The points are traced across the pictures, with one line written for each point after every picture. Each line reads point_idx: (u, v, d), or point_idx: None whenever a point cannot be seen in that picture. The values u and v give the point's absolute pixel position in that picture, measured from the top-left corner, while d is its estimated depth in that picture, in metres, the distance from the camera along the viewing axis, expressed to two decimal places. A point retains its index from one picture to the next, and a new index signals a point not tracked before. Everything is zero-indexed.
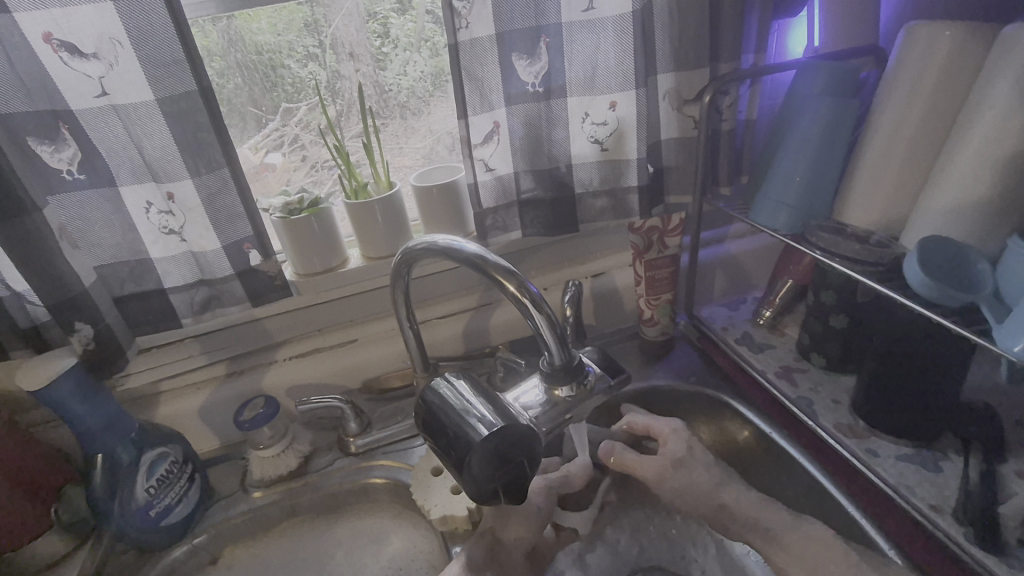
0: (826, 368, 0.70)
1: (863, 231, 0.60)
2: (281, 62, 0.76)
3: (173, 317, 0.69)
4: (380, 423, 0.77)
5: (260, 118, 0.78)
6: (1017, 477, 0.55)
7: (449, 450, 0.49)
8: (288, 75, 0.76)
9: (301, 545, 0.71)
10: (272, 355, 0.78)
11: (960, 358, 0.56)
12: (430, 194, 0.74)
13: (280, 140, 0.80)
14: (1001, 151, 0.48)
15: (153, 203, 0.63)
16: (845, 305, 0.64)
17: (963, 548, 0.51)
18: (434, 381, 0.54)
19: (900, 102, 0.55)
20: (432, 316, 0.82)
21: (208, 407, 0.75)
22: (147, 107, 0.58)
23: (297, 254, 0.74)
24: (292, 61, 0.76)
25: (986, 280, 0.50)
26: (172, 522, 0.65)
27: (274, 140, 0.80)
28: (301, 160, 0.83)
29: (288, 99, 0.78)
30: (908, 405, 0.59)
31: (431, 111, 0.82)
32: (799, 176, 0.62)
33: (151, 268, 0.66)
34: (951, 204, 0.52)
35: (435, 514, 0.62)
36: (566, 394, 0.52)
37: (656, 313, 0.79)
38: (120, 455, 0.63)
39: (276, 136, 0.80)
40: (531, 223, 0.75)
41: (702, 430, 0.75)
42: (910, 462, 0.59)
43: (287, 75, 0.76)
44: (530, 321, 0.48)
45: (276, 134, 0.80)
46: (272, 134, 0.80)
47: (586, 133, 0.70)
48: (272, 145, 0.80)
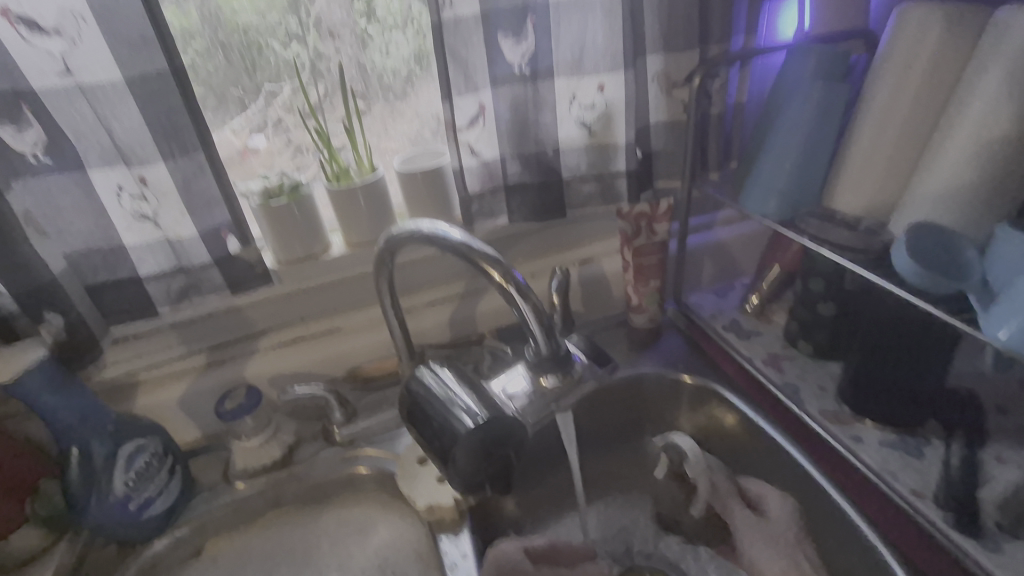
0: (814, 354, 0.70)
1: (852, 217, 0.59)
2: (264, 44, 0.73)
3: (150, 306, 0.67)
4: (366, 413, 0.75)
5: (240, 100, 0.76)
6: (997, 462, 0.56)
7: (434, 441, 0.50)
8: (269, 56, 0.74)
9: (285, 538, 0.69)
10: (253, 344, 0.76)
11: (945, 345, 0.56)
12: (415, 179, 0.72)
13: (264, 122, 0.78)
14: (990, 138, 0.48)
15: (125, 187, 0.61)
16: (833, 292, 0.64)
17: (945, 534, 0.51)
18: (419, 371, 0.54)
19: (890, 87, 0.54)
20: (416, 304, 0.79)
21: (190, 398, 0.74)
22: (116, 87, 0.55)
23: (277, 241, 0.72)
24: (274, 43, 0.74)
25: (973, 268, 0.49)
26: (150, 517, 0.64)
27: (256, 123, 0.77)
28: (285, 143, 0.79)
29: (270, 81, 0.76)
30: (895, 393, 0.60)
31: (417, 93, 0.80)
32: (789, 162, 0.61)
33: (126, 255, 0.64)
34: (939, 193, 0.52)
35: (421, 503, 0.62)
36: (552, 383, 0.51)
37: (645, 301, 0.78)
38: (96, 450, 0.62)
39: (259, 118, 0.77)
40: (518, 208, 0.73)
41: (689, 419, 0.74)
42: (894, 449, 0.59)
43: (270, 57, 0.74)
44: (516, 309, 0.48)
45: (259, 116, 0.77)
46: (254, 117, 0.77)
47: (574, 116, 0.68)
48: (255, 128, 0.77)
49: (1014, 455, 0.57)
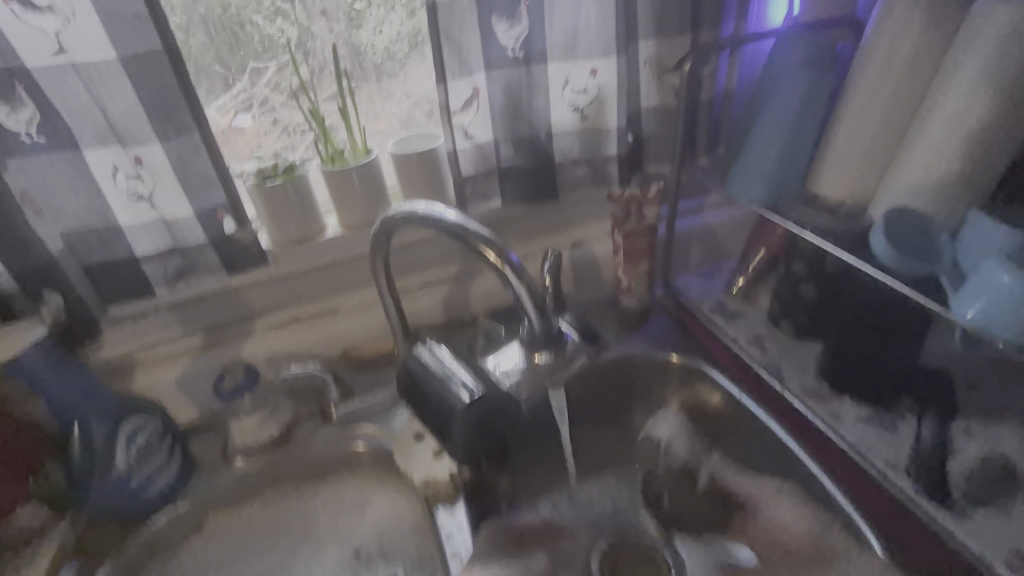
0: (795, 334, 0.72)
1: (836, 202, 0.61)
2: (247, 19, 0.73)
3: (147, 286, 0.67)
4: (362, 392, 0.77)
5: (226, 79, 0.75)
6: (965, 436, 0.60)
7: (433, 416, 0.53)
8: (254, 33, 0.74)
9: (286, 513, 0.71)
10: (251, 325, 0.77)
11: (918, 323, 0.60)
12: (409, 162, 0.73)
13: (249, 101, 0.77)
14: (967, 126, 0.50)
15: (120, 167, 0.61)
16: (815, 275, 0.65)
17: (916, 503, 0.55)
18: (416, 348, 0.56)
19: (874, 76, 0.56)
20: (411, 286, 0.80)
21: (187, 378, 0.75)
22: (111, 67, 0.56)
23: (273, 222, 0.72)
24: (258, 17, 0.73)
25: (945, 251, 0.52)
26: (153, 493, 0.66)
27: (242, 102, 0.77)
28: (272, 123, 0.79)
29: (256, 59, 0.75)
30: (871, 370, 0.63)
31: (407, 73, 0.80)
32: (775, 148, 0.63)
33: (122, 235, 0.64)
34: (915, 181, 0.54)
35: (417, 477, 0.66)
36: (545, 359, 0.55)
37: (633, 282, 0.79)
38: (97, 431, 0.63)
39: (244, 97, 0.77)
40: (510, 192, 0.75)
41: (676, 395, 0.75)
42: (870, 424, 0.63)
43: (254, 32, 0.74)
44: (511, 289, 0.50)
45: (245, 95, 0.77)
46: (239, 96, 0.77)
47: (567, 101, 0.69)
48: (240, 107, 0.77)
49: (981, 428, 0.60)
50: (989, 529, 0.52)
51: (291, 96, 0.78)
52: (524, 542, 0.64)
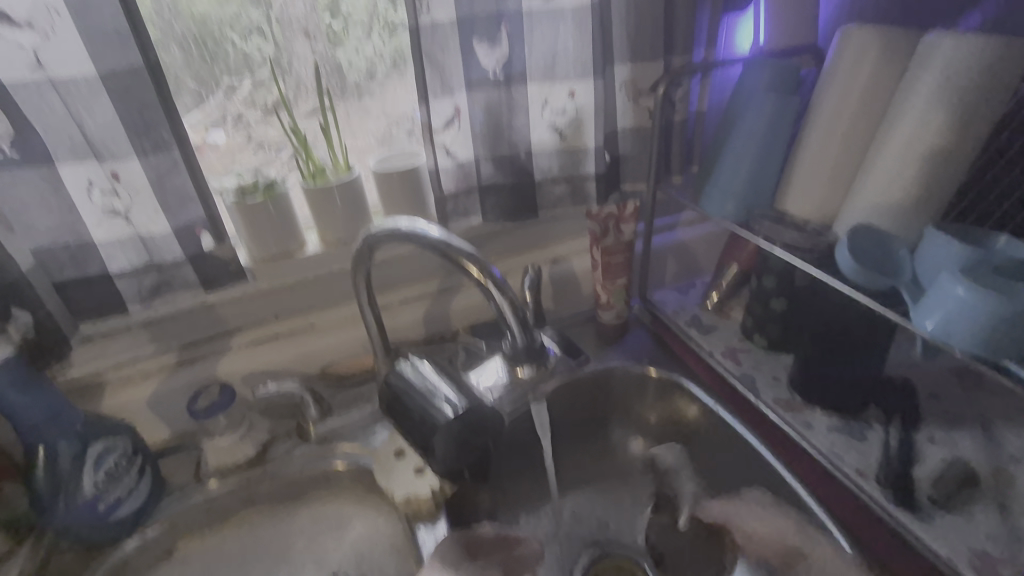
0: (768, 347, 0.75)
1: (802, 220, 0.64)
2: (222, 35, 0.73)
3: (120, 303, 0.66)
4: (341, 410, 0.76)
5: (200, 94, 0.75)
6: (929, 443, 0.62)
7: (414, 431, 0.52)
8: (230, 49, 0.74)
9: (260, 535, 0.69)
10: (227, 342, 0.76)
11: (882, 336, 0.62)
12: (390, 178, 0.73)
13: (222, 117, 0.77)
14: (924, 142, 0.53)
15: (96, 183, 0.60)
16: (785, 289, 0.69)
17: (888, 511, 0.56)
18: (399, 364, 0.56)
19: (836, 99, 0.59)
20: (392, 301, 0.81)
21: (158, 398, 0.73)
22: (89, 81, 0.55)
23: (251, 238, 0.72)
24: (234, 35, 0.74)
25: (905, 266, 0.55)
26: (121, 517, 0.63)
27: (215, 118, 0.77)
28: (246, 139, 0.79)
29: (230, 76, 0.76)
30: (838, 382, 0.65)
31: (386, 92, 0.81)
32: (745, 167, 0.65)
33: (95, 252, 0.63)
34: (878, 199, 0.57)
35: (399, 495, 0.64)
36: (527, 373, 0.56)
37: (613, 298, 0.81)
38: (62, 450, 0.61)
39: (218, 113, 0.77)
40: (491, 209, 0.75)
41: (654, 410, 0.78)
42: (840, 433, 0.65)
43: (229, 48, 0.74)
44: (493, 304, 0.50)
45: (217, 111, 0.77)
46: (213, 112, 0.76)
47: (546, 121, 0.71)
48: (212, 123, 0.77)
49: (945, 435, 0.62)
50: (954, 532, 0.54)
51: (265, 112, 0.78)
52: (480, 552, 0.63)
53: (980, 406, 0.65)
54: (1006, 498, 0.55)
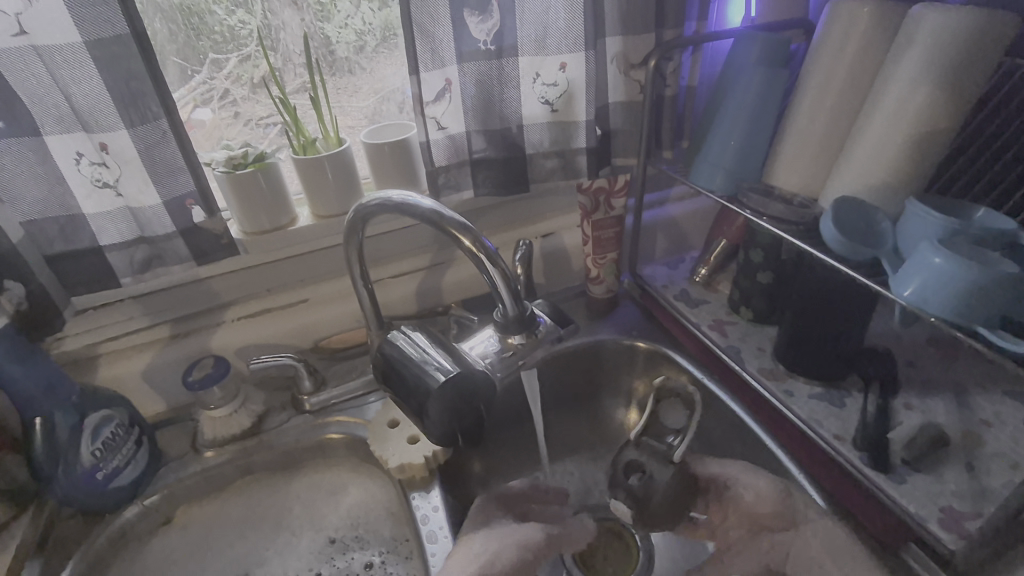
0: (753, 319, 0.77)
1: (789, 193, 0.65)
2: (206, 9, 0.71)
3: (112, 276, 0.66)
4: (335, 381, 0.78)
5: (184, 70, 0.74)
6: (905, 408, 0.65)
7: (408, 398, 0.53)
8: (213, 22, 0.72)
9: (257, 502, 0.71)
10: (220, 315, 0.76)
11: (865, 307, 0.64)
12: (381, 152, 0.73)
13: (209, 93, 0.76)
14: (909, 115, 0.54)
15: (84, 154, 0.60)
16: (770, 262, 0.71)
17: (864, 473, 0.59)
18: (391, 334, 0.57)
19: (825, 74, 0.60)
20: (384, 276, 0.81)
21: (154, 369, 0.74)
22: (74, 50, 0.54)
23: (242, 211, 0.71)
24: (217, 8, 0.72)
25: (886, 237, 0.56)
26: (119, 486, 0.64)
27: (202, 95, 0.76)
28: (233, 117, 0.79)
29: (215, 51, 0.74)
30: (820, 352, 0.68)
31: (376, 68, 0.81)
32: (734, 141, 0.66)
33: (85, 224, 0.63)
34: (862, 172, 0.58)
35: (393, 463, 0.64)
36: (518, 342, 0.54)
37: (603, 272, 0.83)
38: (59, 421, 0.61)
39: (204, 89, 0.76)
40: (483, 182, 0.76)
41: (641, 382, 0.80)
42: (820, 400, 0.67)
43: (213, 21, 0.72)
44: (486, 275, 0.51)
45: (203, 87, 0.76)
46: (198, 88, 0.76)
47: (537, 93, 0.71)
48: (199, 99, 0.76)
49: (920, 401, 0.65)
50: (926, 490, 0.56)
51: (252, 89, 0.78)
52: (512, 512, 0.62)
53: (954, 373, 0.67)
54: (974, 458, 0.58)
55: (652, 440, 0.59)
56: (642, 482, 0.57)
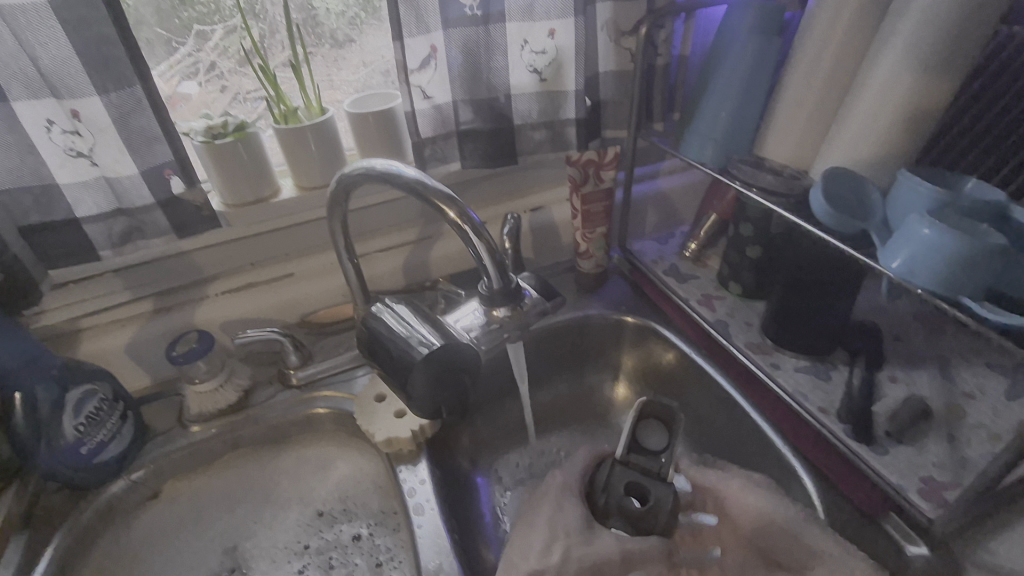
0: (742, 294, 0.77)
1: (779, 165, 0.64)
2: None
3: (90, 249, 0.65)
4: (322, 356, 0.77)
5: (168, 41, 0.72)
6: (890, 382, 0.65)
7: (392, 371, 0.53)
8: None
9: (246, 476, 0.71)
10: (204, 290, 0.75)
11: (853, 281, 0.64)
12: (365, 122, 0.71)
13: (194, 66, 0.74)
14: (903, 84, 0.53)
15: (55, 121, 0.58)
16: (759, 237, 0.70)
17: (847, 445, 0.59)
18: (375, 308, 0.57)
19: (818, 41, 0.58)
20: (370, 250, 0.80)
21: (137, 344, 0.73)
22: (38, 10, 0.52)
23: (223, 183, 0.70)
24: None
25: (876, 209, 0.55)
26: (105, 460, 0.64)
27: (187, 68, 0.74)
28: (220, 91, 0.77)
29: (199, 22, 0.72)
30: (807, 326, 0.68)
31: (363, 40, 0.79)
32: (725, 112, 0.65)
33: (60, 195, 0.61)
34: (854, 142, 0.57)
35: (380, 437, 0.64)
36: (504, 315, 0.54)
37: (592, 246, 0.82)
38: (40, 395, 0.59)
39: (189, 62, 0.74)
40: (470, 154, 0.74)
41: (630, 356, 0.81)
42: (806, 373, 0.67)
43: None
44: (470, 247, 0.50)
45: (189, 60, 0.73)
46: (183, 61, 0.73)
47: (525, 62, 0.69)
48: (184, 73, 0.74)
49: (905, 374, 0.65)
50: (907, 462, 0.57)
51: (239, 62, 0.75)
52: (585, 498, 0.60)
53: (939, 347, 0.67)
54: (956, 431, 0.59)
55: (641, 458, 0.56)
56: (639, 506, 0.55)
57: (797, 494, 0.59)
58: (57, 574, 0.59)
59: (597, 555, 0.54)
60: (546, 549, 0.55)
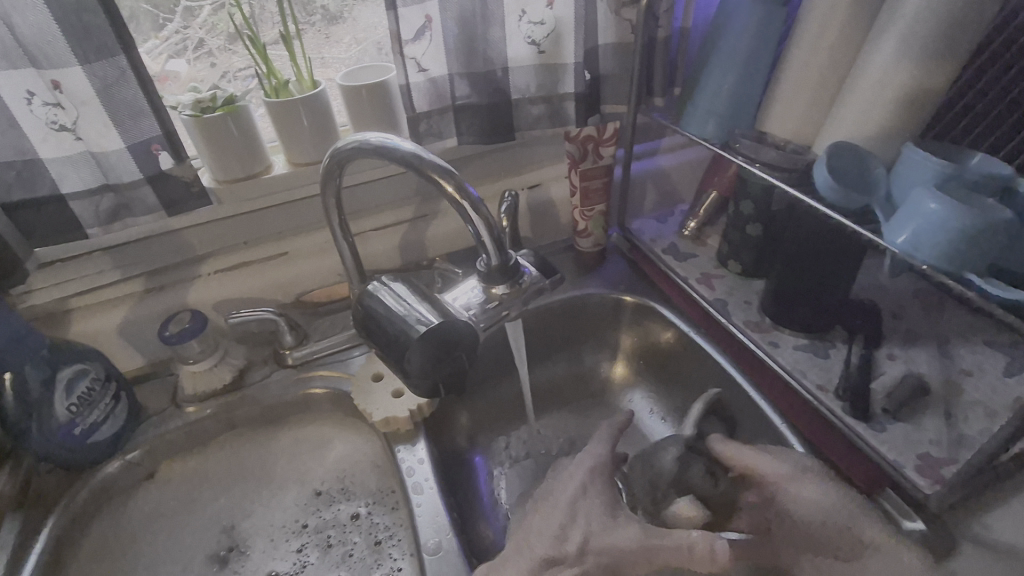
0: (741, 273, 0.76)
1: (782, 140, 0.63)
2: None
3: (77, 226, 0.63)
4: (318, 336, 0.76)
5: (154, 17, 0.69)
6: (888, 359, 0.65)
7: (389, 350, 0.52)
8: None
9: (244, 457, 0.71)
10: (196, 269, 0.74)
11: (854, 258, 0.63)
12: (359, 95, 0.69)
13: (182, 44, 0.72)
14: (911, 54, 0.51)
15: (37, 94, 0.56)
16: (760, 214, 0.69)
17: (845, 422, 0.59)
18: (371, 286, 0.55)
19: (825, 10, 0.56)
20: (366, 228, 0.78)
21: (128, 324, 0.71)
22: None
23: (213, 158, 0.68)
24: None
25: (880, 184, 0.55)
26: (99, 440, 0.63)
27: (175, 44, 0.72)
28: (210, 68, 0.75)
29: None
30: (806, 304, 0.67)
31: (355, 15, 0.77)
32: (728, 85, 0.63)
33: (43, 170, 0.59)
34: (859, 116, 0.56)
35: (377, 416, 0.64)
36: (502, 292, 0.53)
37: (590, 225, 0.81)
38: (30, 376, 0.59)
39: (177, 39, 0.72)
40: (467, 130, 0.73)
41: (628, 336, 0.81)
42: (805, 351, 0.67)
43: None
44: (468, 223, 0.49)
45: (177, 37, 0.72)
46: (171, 37, 0.71)
47: (523, 33, 0.67)
48: (172, 50, 0.72)
49: (903, 351, 0.65)
50: (904, 438, 0.57)
51: (229, 39, 0.74)
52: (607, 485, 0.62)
53: (938, 325, 0.67)
54: (953, 407, 0.59)
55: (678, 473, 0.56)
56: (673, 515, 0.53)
57: None
58: (53, 552, 0.59)
59: (619, 545, 0.55)
60: (563, 534, 0.56)
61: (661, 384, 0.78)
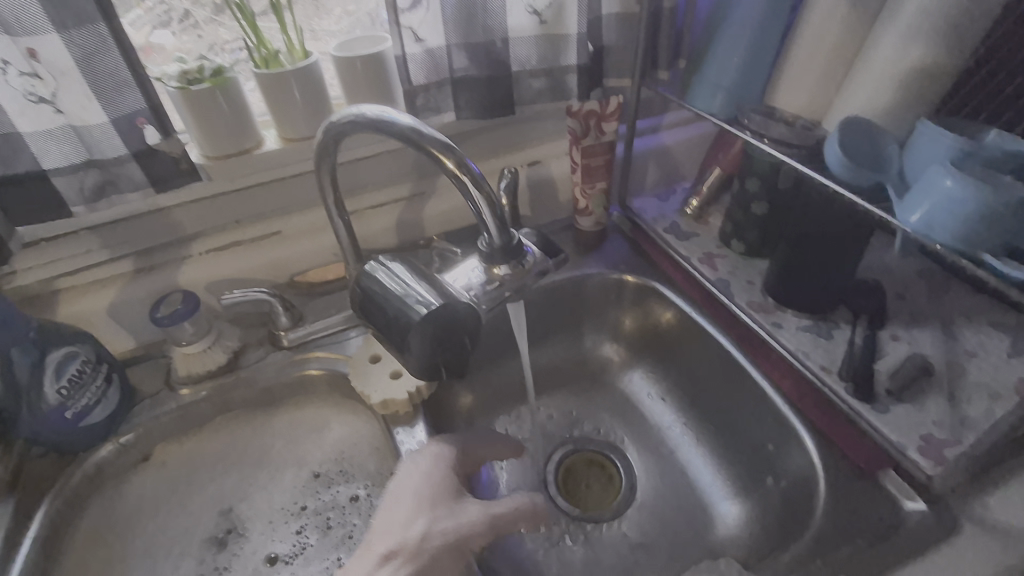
0: (745, 252, 0.75)
1: (792, 116, 0.62)
2: None
3: (61, 205, 0.61)
4: (313, 316, 0.75)
5: None
6: (892, 339, 0.64)
7: (388, 331, 0.51)
8: None
9: (240, 440, 0.70)
10: (187, 249, 0.72)
11: (861, 236, 0.62)
12: (353, 67, 0.67)
13: (166, 15, 0.69)
14: (930, 26, 0.49)
15: (11, 62, 0.53)
16: (765, 192, 0.68)
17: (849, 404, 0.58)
18: (369, 267, 0.54)
19: None
20: (362, 207, 0.77)
21: (118, 306, 0.69)
22: None
23: (203, 134, 0.65)
24: None
25: (892, 162, 0.53)
26: (92, 424, 0.62)
27: (159, 16, 0.69)
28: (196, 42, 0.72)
29: None
30: (811, 283, 0.66)
31: None
32: (738, 57, 0.61)
33: (23, 145, 0.57)
34: (872, 90, 0.54)
35: (375, 399, 0.63)
36: (504, 273, 0.52)
37: (591, 203, 0.79)
38: (16, 360, 0.57)
39: (161, 10, 0.69)
40: (465, 104, 0.70)
41: (629, 316, 0.80)
42: (808, 332, 0.66)
43: None
44: (470, 202, 0.47)
45: (160, 8, 0.69)
46: (155, 9, 0.68)
47: (524, 2, 0.64)
48: (156, 23, 0.69)
49: (907, 332, 0.65)
50: (908, 419, 0.56)
51: (215, 10, 0.71)
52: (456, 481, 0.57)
53: (943, 306, 0.67)
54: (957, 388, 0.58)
55: None
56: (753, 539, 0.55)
57: (797, 452, 0.59)
58: (48, 536, 0.58)
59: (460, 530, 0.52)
60: (408, 522, 0.51)
61: (661, 364, 0.77)
